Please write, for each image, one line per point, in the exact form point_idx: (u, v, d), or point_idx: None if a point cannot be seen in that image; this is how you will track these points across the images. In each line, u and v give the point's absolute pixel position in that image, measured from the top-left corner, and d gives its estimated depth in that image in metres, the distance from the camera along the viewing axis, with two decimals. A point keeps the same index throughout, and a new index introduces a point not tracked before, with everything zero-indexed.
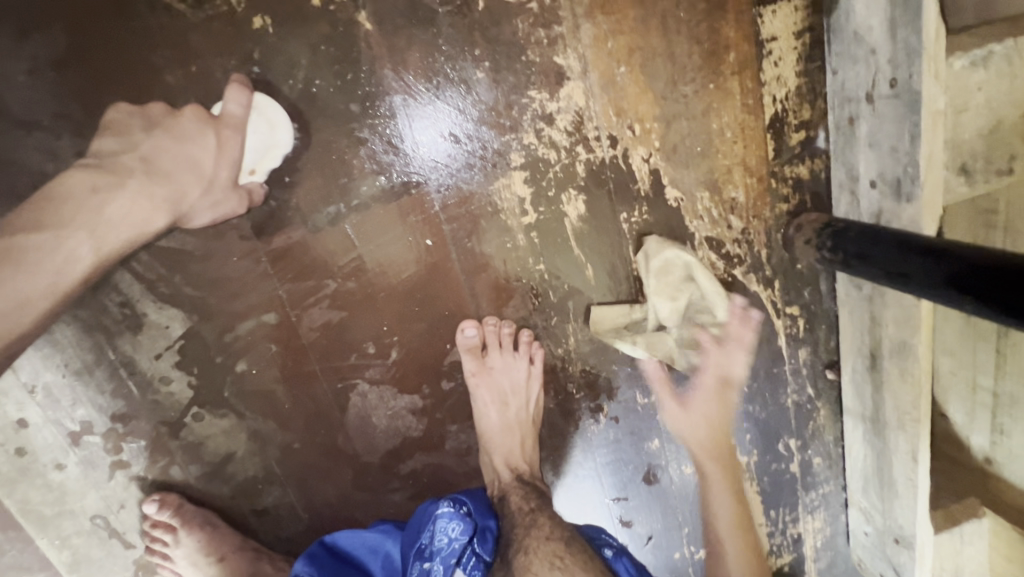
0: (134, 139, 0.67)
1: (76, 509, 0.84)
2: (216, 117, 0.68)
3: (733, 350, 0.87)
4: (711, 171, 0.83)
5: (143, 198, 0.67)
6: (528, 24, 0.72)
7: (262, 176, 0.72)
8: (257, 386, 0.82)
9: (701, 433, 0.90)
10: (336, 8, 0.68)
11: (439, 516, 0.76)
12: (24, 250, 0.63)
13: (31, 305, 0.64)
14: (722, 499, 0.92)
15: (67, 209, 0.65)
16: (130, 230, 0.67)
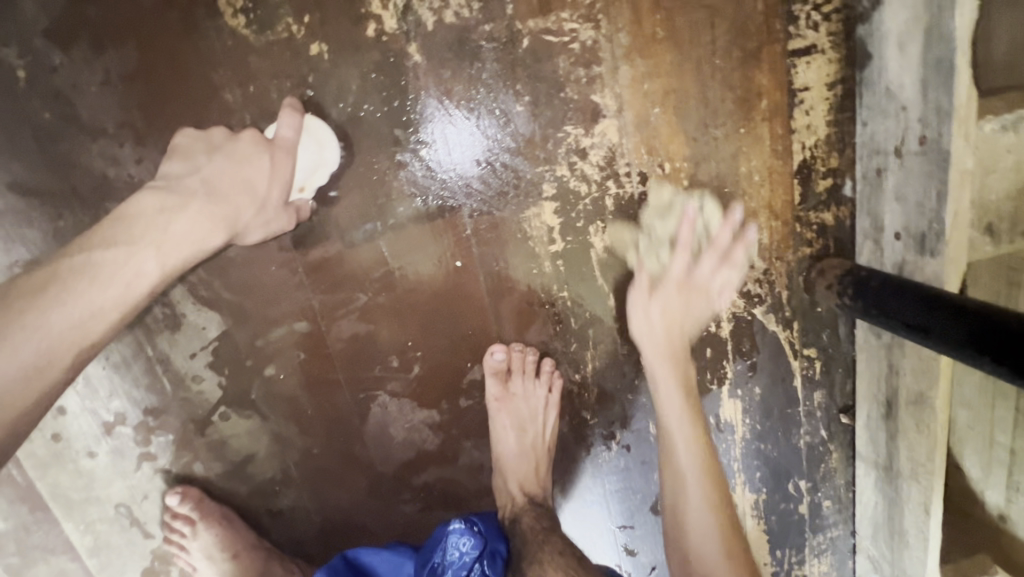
0: (197, 163, 0.69)
1: (102, 496, 0.87)
2: (269, 140, 0.71)
3: (708, 258, 0.84)
4: (737, 212, 0.84)
5: (204, 218, 0.68)
6: (570, 63, 0.75)
7: (309, 194, 0.75)
8: (283, 390, 0.85)
9: (658, 331, 0.83)
10: (387, 39, 0.72)
11: (450, 532, 0.79)
12: (94, 266, 0.63)
13: (103, 315, 0.64)
14: (670, 406, 0.84)
15: (136, 228, 0.66)
16: (191, 247, 0.68)
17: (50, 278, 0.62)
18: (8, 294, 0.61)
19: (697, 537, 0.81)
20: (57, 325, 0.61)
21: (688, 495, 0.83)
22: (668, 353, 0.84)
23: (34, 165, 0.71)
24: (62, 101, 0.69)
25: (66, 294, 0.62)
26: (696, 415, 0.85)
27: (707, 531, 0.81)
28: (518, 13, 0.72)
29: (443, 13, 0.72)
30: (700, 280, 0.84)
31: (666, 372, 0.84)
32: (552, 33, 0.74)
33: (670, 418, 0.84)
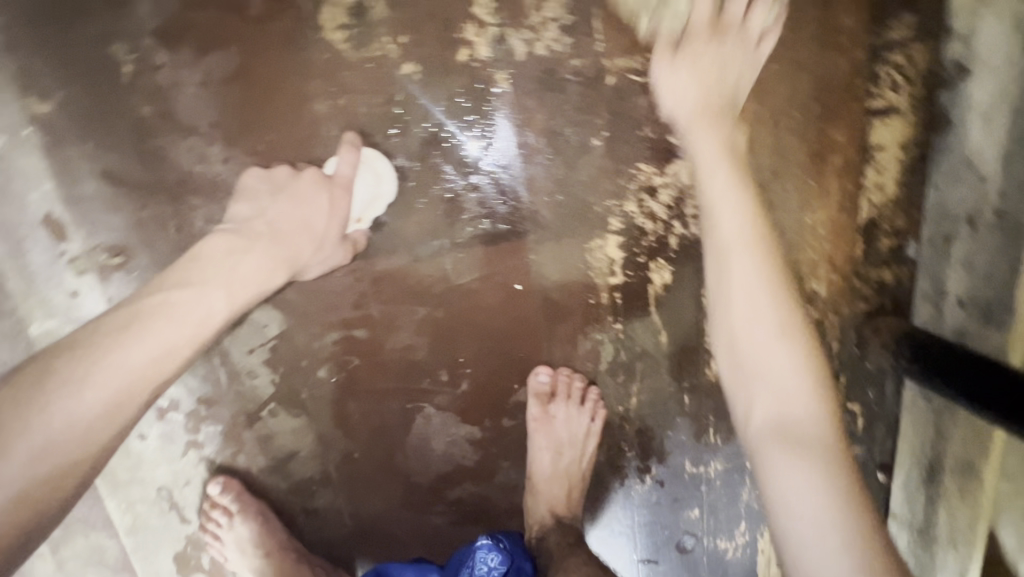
0: (261, 205, 0.72)
1: (147, 478, 0.89)
2: (328, 177, 0.74)
3: (732, 37, 0.72)
4: (798, 263, 0.85)
5: (271, 260, 0.71)
6: (651, 103, 0.76)
7: (365, 225, 0.78)
8: (332, 393, 0.87)
9: (691, 94, 0.72)
10: (478, 65, 0.74)
11: (478, 547, 0.81)
12: (170, 306, 0.64)
13: (176, 351, 0.64)
14: (709, 163, 0.71)
15: (206, 269, 0.68)
16: (258, 286, 0.71)
17: (128, 317, 0.62)
18: (85, 339, 0.61)
19: (747, 281, 0.67)
20: (137, 363, 0.61)
21: (735, 230, 0.69)
22: (716, 108, 0.72)
23: (129, 157, 0.74)
24: (163, 99, 0.72)
25: (145, 333, 0.62)
26: (741, 169, 0.72)
27: (764, 259, 0.68)
28: (606, 51, 0.74)
29: (534, 45, 0.73)
30: (736, 34, 0.72)
31: (711, 136, 0.72)
32: (637, 73, 0.75)
33: (715, 186, 0.71)
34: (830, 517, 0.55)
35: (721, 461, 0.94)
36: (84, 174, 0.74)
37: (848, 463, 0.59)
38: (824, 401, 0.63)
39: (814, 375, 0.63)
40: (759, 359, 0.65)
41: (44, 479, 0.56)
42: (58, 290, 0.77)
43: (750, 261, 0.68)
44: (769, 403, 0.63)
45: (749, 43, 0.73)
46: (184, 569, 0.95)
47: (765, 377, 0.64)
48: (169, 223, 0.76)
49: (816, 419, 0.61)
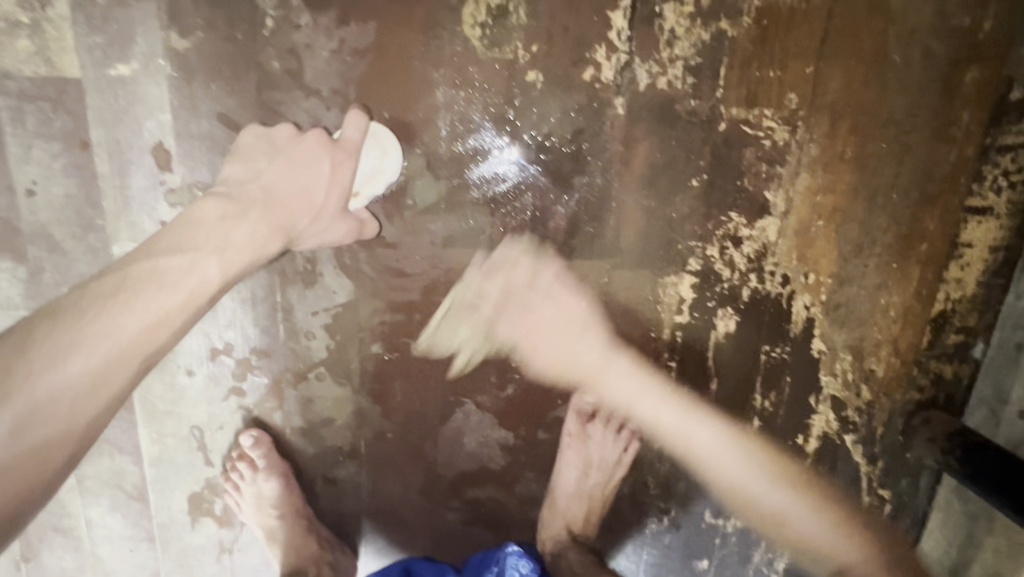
0: (257, 167, 0.76)
1: (183, 414, 0.91)
2: (335, 141, 0.76)
3: (518, 301, 0.85)
4: (862, 339, 0.85)
5: (263, 225, 0.75)
6: (755, 156, 0.77)
7: (364, 200, 0.80)
8: (381, 371, 0.88)
9: (558, 351, 0.88)
10: (599, 87, 0.75)
11: (509, 554, 0.85)
12: (160, 272, 0.69)
13: (166, 321, 0.69)
14: (640, 390, 0.89)
15: (200, 234, 0.72)
16: (250, 253, 0.74)
17: (119, 284, 0.68)
18: (81, 301, 0.66)
19: (716, 451, 0.90)
20: (127, 332, 0.66)
21: (727, 460, 0.90)
22: (586, 378, 0.89)
23: (248, 106, 0.76)
24: (294, 58, 0.75)
25: (136, 300, 0.67)
26: (663, 377, 0.88)
27: (726, 437, 0.90)
28: (726, 97, 0.75)
29: (657, 78, 0.75)
30: (560, 294, 0.84)
31: (621, 366, 0.87)
32: (750, 125, 0.76)
33: (690, 421, 0.90)
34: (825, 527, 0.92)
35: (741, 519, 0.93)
36: (202, 112, 0.77)
37: (853, 538, 0.91)
38: (811, 506, 0.92)
39: (794, 484, 0.91)
40: (758, 493, 0.91)
41: (30, 455, 0.62)
42: (150, 217, 0.80)
43: (738, 462, 0.90)
44: (760, 516, 0.93)
45: (590, 315, 0.85)
46: (197, 509, 0.96)
47: (763, 500, 0.92)
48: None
49: (810, 515, 0.92)
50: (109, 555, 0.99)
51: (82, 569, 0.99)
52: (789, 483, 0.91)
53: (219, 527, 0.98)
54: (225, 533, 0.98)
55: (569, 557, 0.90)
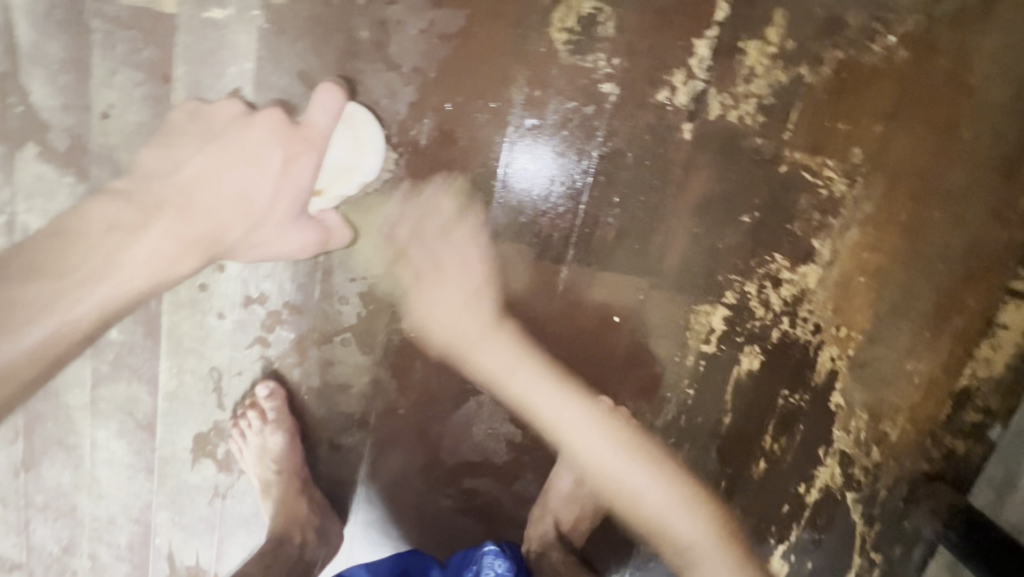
0: (186, 161, 0.78)
1: (206, 355, 0.93)
2: (294, 127, 0.78)
3: None
4: (881, 401, 0.86)
5: (172, 237, 0.74)
6: (809, 204, 0.79)
7: (329, 199, 0.82)
8: (405, 347, 0.89)
9: (500, 258, 0.84)
10: (670, 110, 0.77)
11: (485, 552, 0.80)
12: (10, 305, 0.65)
13: (25, 369, 0.65)
14: (665, 174, 0.79)
15: (79, 260, 0.69)
16: (149, 274, 0.73)
17: None
18: None
19: (579, 431, 0.85)
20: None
21: (595, 438, 0.85)
22: (470, 348, 0.87)
23: (329, 69, 0.79)
24: (383, 32, 0.77)
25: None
26: (536, 361, 0.86)
27: (590, 421, 0.85)
28: (791, 141, 0.77)
29: (729, 111, 0.76)
30: (467, 255, 0.84)
31: (496, 345, 0.86)
32: (810, 171, 0.77)
33: (540, 391, 0.86)
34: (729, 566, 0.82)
35: None
36: (284, 67, 0.79)
37: (714, 521, 0.86)
38: (693, 507, 0.85)
39: (660, 466, 0.86)
40: (619, 475, 0.85)
41: None
42: None
43: (602, 443, 0.85)
44: (670, 547, 0.85)
45: (478, 284, 0.85)
46: (200, 449, 0.98)
47: (591, 452, 0.85)
48: (346, 159, 0.81)
49: (666, 498, 0.85)
50: (106, 479, 1.01)
51: (77, 488, 1.01)
52: (623, 445, 0.85)
53: (217, 471, 0.99)
54: (222, 478, 0.99)
55: (551, 557, 0.87)
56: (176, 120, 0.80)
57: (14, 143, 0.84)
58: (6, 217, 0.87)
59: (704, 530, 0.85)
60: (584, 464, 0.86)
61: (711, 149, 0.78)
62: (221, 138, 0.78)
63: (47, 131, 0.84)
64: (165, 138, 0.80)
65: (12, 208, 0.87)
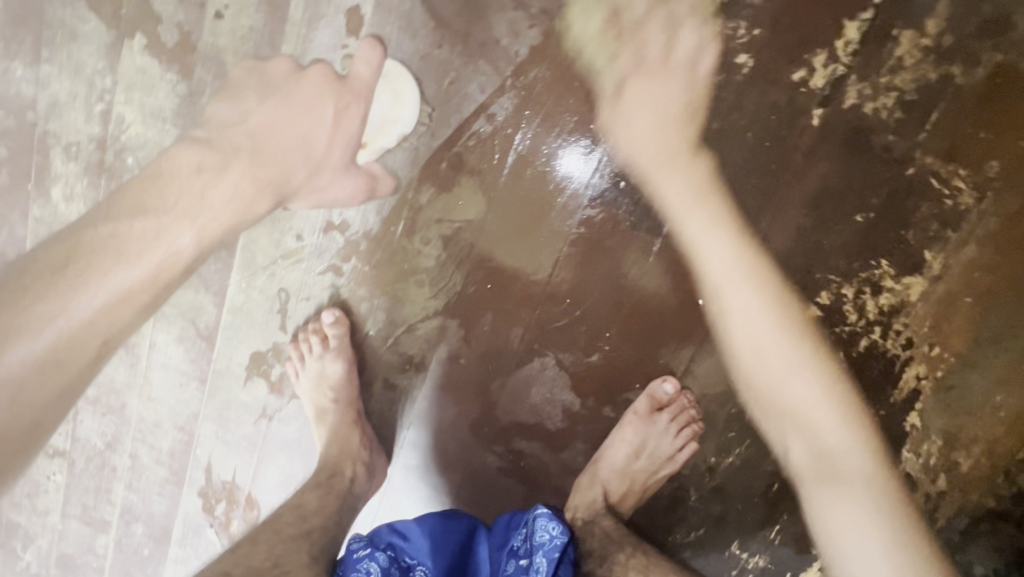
0: (248, 111, 0.84)
1: (277, 275, 0.92)
2: (342, 82, 0.83)
3: None
4: (961, 429, 0.82)
5: (247, 179, 0.85)
6: (930, 212, 0.75)
7: (371, 152, 0.85)
8: (477, 296, 0.88)
9: (692, 94, 0.77)
10: (803, 92, 0.74)
11: (538, 515, 0.78)
12: (116, 237, 0.81)
13: (133, 296, 0.82)
14: (778, 159, 0.77)
15: (174, 203, 0.83)
16: (231, 215, 0.85)
17: (81, 247, 0.80)
18: (32, 261, 0.81)
19: (749, 315, 0.82)
20: (83, 312, 0.78)
21: (748, 306, 0.82)
22: (650, 167, 0.80)
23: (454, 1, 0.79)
24: None
25: (92, 273, 0.79)
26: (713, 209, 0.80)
27: (738, 262, 0.81)
28: (925, 143, 0.74)
29: (865, 101, 0.74)
30: (673, 64, 0.77)
31: (676, 172, 0.80)
32: (939, 178, 0.74)
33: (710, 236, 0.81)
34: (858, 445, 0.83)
35: (765, 560, 0.88)
36: None
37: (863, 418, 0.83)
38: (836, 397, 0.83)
39: (801, 347, 0.82)
40: (770, 371, 0.83)
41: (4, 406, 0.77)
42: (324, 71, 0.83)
43: (762, 314, 0.82)
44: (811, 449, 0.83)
45: (663, 116, 0.79)
46: (255, 367, 0.98)
47: (747, 346, 0.83)
48: (452, 101, 0.81)
49: (793, 357, 0.82)
50: (158, 382, 1.01)
51: (130, 387, 1.02)
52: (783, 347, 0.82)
53: (268, 392, 0.99)
54: (272, 401, 1.00)
55: (602, 525, 0.86)
56: (239, 76, 0.84)
57: (124, 31, 0.85)
58: (103, 105, 0.87)
59: (863, 443, 0.83)
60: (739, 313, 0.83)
61: (837, 138, 0.75)
62: (281, 90, 0.83)
63: (157, 23, 0.84)
64: (229, 91, 0.84)
65: (111, 96, 0.87)
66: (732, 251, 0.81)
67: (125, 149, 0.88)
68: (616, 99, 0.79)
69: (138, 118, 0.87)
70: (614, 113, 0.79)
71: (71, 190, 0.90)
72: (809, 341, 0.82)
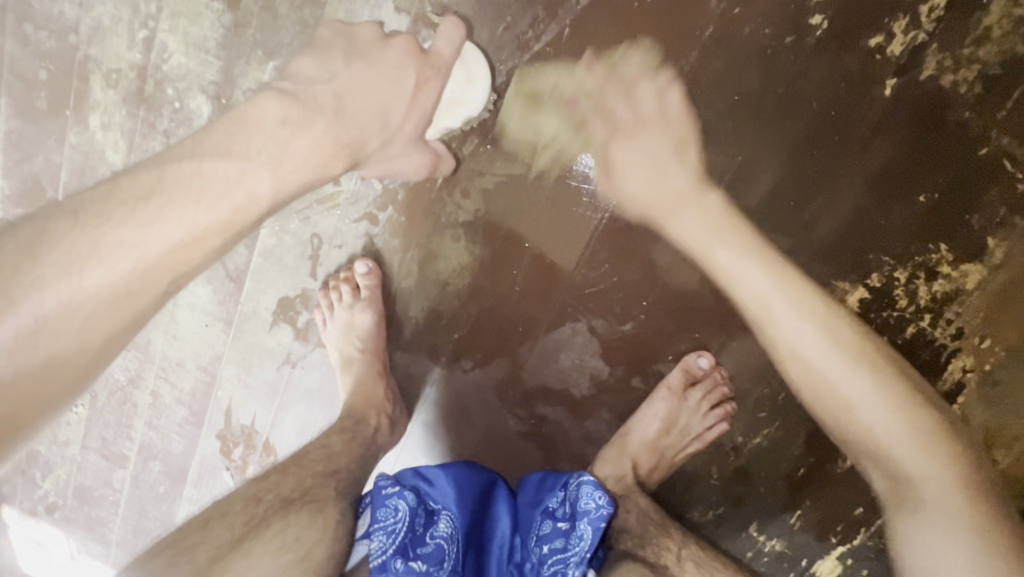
0: (334, 71, 0.78)
1: (312, 221, 0.91)
2: (425, 55, 0.80)
3: None
4: (1004, 427, 0.79)
5: (329, 139, 0.77)
6: (998, 198, 0.74)
7: (436, 131, 0.83)
8: (513, 254, 0.86)
9: (763, 56, 0.75)
10: (878, 59, 0.73)
11: (585, 482, 0.76)
12: (202, 175, 0.70)
13: (204, 239, 0.71)
14: (846, 131, 0.75)
15: (255, 146, 0.73)
16: (310, 172, 0.77)
17: (156, 179, 0.69)
18: (109, 189, 0.68)
19: (807, 346, 0.76)
20: (157, 246, 0.68)
21: (772, 299, 0.77)
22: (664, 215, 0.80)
23: None
24: None
25: (170, 207, 0.68)
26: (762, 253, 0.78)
27: (754, 252, 0.78)
28: (1003, 124, 0.73)
29: (943, 74, 0.73)
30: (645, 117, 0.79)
31: (694, 214, 0.79)
32: (1013, 161, 0.73)
33: (744, 271, 0.78)
34: (905, 428, 0.72)
35: (783, 543, 0.86)
36: None
37: (916, 412, 0.72)
38: (881, 385, 0.73)
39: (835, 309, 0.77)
40: (829, 383, 0.75)
41: (54, 355, 0.63)
42: (372, 12, 0.82)
43: (795, 309, 0.77)
44: (884, 471, 0.73)
45: (665, 156, 0.79)
46: (282, 313, 0.97)
47: (801, 363, 0.77)
48: (506, 50, 0.80)
49: (835, 334, 0.76)
50: (184, 321, 1.00)
51: (155, 324, 1.01)
52: (856, 362, 0.74)
53: (293, 339, 0.98)
54: (297, 347, 0.99)
55: (638, 504, 0.83)
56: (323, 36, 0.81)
57: None
58: (147, 32, 0.85)
59: (945, 469, 0.70)
60: (771, 315, 0.78)
61: (908, 112, 0.74)
62: (367, 54, 0.79)
63: None
64: (317, 49, 0.80)
65: (154, 23, 0.85)
66: (785, 226, 0.78)
67: (166, 81, 0.86)
68: (679, 56, 0.77)
69: (180, 48, 0.85)
70: (675, 73, 0.77)
71: (110, 119, 0.89)
72: (835, 338, 0.75)
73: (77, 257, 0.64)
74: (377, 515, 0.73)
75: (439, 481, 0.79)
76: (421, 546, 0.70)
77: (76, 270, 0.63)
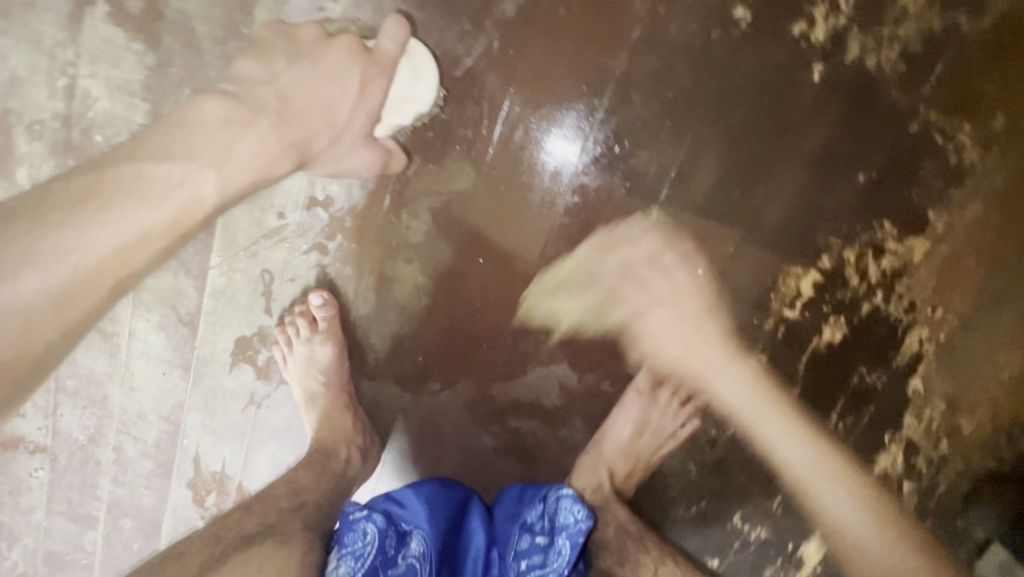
0: (276, 71, 0.77)
1: (260, 256, 0.88)
2: (369, 53, 0.78)
3: None
4: (964, 392, 0.81)
5: (273, 138, 0.76)
6: (935, 171, 0.76)
7: (387, 128, 0.81)
8: (468, 270, 0.85)
9: (694, 50, 0.76)
10: (804, 46, 0.74)
11: (564, 496, 0.77)
12: (140, 177, 0.71)
13: (148, 238, 0.73)
14: (781, 119, 0.76)
15: (197, 148, 0.73)
16: (254, 171, 0.76)
17: (94, 184, 0.71)
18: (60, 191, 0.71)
19: (742, 404, 0.84)
20: (97, 251, 0.70)
21: (713, 371, 0.84)
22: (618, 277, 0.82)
23: None
24: None
25: (108, 208, 0.70)
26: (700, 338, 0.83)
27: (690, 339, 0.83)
28: (928, 99, 0.75)
29: (868, 55, 0.74)
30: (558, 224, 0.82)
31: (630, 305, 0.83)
32: (942, 134, 0.75)
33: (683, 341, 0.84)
34: (820, 471, 0.83)
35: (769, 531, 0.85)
36: None
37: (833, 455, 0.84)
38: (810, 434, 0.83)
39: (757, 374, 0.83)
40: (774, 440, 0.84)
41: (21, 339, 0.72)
42: None
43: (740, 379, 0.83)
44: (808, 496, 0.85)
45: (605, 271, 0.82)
46: (240, 353, 0.94)
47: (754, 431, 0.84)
48: (439, 66, 0.79)
49: (755, 402, 0.83)
50: (139, 372, 0.96)
51: (111, 378, 0.97)
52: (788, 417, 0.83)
53: (256, 378, 0.96)
54: (260, 386, 0.96)
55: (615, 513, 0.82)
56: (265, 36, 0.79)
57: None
58: (66, 79, 0.82)
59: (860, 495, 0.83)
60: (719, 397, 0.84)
61: (839, 96, 0.75)
62: (309, 56, 0.77)
63: None
64: (259, 51, 0.78)
65: (74, 70, 0.82)
66: (733, 219, 0.79)
67: (92, 128, 0.83)
68: (611, 57, 0.77)
69: (104, 93, 0.82)
70: (610, 75, 0.77)
71: (35, 171, 0.85)
72: (768, 403, 0.83)
73: (16, 262, 0.67)
74: (346, 541, 0.72)
75: (409, 502, 0.77)
76: (393, 568, 0.71)
77: (18, 275, 0.67)
